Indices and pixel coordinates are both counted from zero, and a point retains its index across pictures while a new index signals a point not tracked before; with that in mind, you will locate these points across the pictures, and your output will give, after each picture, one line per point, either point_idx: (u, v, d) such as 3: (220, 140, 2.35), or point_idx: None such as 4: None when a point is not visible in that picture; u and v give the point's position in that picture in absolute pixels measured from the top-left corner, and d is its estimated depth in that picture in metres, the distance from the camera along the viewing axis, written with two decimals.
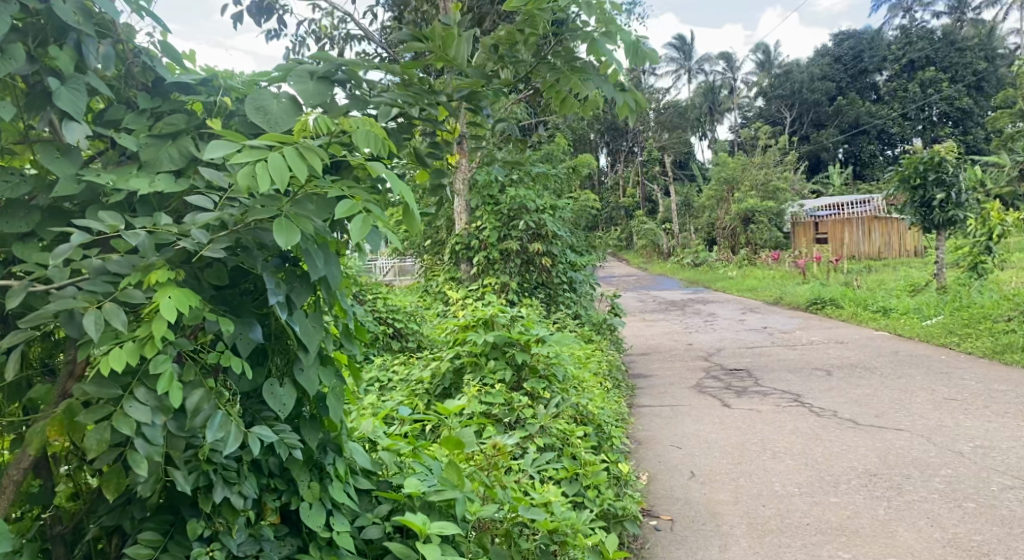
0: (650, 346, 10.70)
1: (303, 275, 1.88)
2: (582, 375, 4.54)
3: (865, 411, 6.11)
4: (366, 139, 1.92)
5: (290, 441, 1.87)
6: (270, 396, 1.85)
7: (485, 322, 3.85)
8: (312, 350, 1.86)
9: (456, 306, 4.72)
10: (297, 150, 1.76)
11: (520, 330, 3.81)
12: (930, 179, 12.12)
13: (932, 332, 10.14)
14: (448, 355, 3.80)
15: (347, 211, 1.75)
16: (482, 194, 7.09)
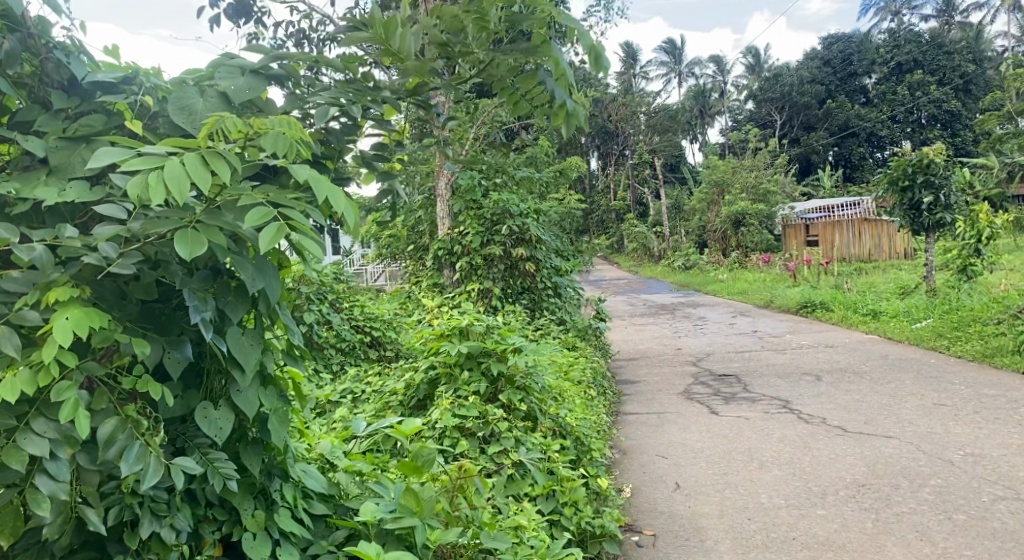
0: (638, 351, 10.58)
1: (237, 288, 1.81)
2: (563, 385, 4.44)
3: (854, 417, 6.01)
4: (275, 142, 1.80)
5: (225, 469, 1.82)
6: (203, 420, 1.77)
7: (458, 331, 3.73)
8: (248, 370, 1.77)
9: (434, 313, 4.60)
10: (197, 158, 1.65)
11: (497, 339, 3.70)
12: (919, 181, 12.05)
13: (922, 336, 10.06)
14: (422, 366, 3.68)
15: (258, 219, 1.63)
16: (466, 198, 6.98)
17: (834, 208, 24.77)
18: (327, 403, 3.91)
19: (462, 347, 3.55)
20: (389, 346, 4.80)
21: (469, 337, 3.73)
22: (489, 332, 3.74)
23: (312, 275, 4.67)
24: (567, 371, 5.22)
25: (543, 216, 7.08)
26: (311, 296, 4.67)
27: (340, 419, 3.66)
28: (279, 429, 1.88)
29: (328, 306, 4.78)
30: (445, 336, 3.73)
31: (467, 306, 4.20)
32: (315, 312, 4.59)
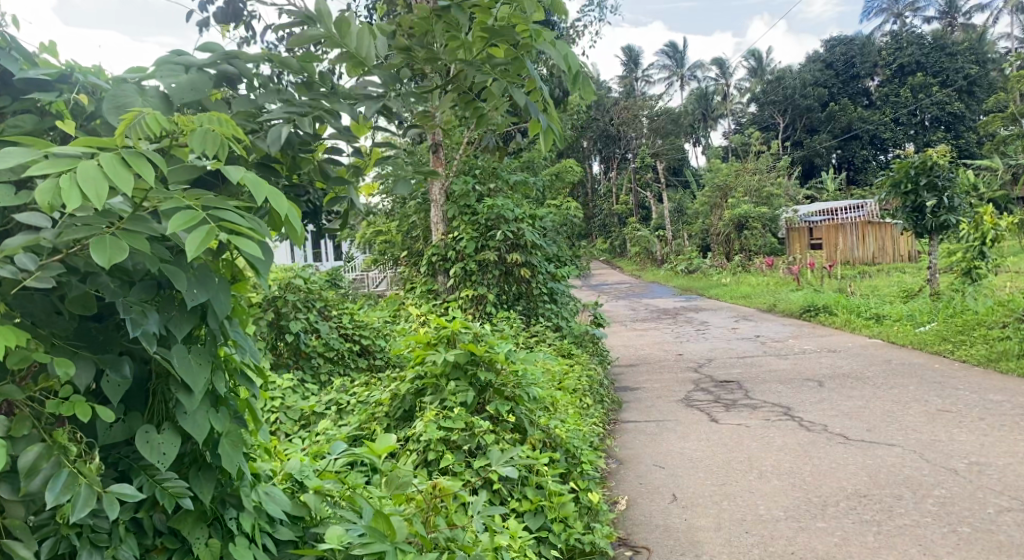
0: (639, 357, 10.46)
1: (181, 303, 1.75)
2: (555, 395, 4.33)
3: (856, 425, 5.89)
4: (204, 139, 1.73)
5: (174, 490, 1.78)
6: (146, 445, 1.74)
7: (444, 339, 3.62)
8: (196, 392, 1.73)
9: (423, 320, 4.49)
10: (114, 159, 1.58)
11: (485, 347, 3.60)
12: (922, 184, 11.92)
13: (926, 339, 9.94)
14: (407, 376, 3.58)
15: (184, 222, 1.58)
16: (460, 204, 6.88)
17: (838, 212, 24.61)
18: (312, 414, 3.81)
19: (449, 356, 3.44)
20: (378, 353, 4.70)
21: (457, 344, 3.61)
22: (476, 339, 3.63)
23: (299, 282, 4.55)
24: (561, 379, 5.13)
25: (539, 221, 6.98)
26: (297, 303, 4.55)
27: (324, 432, 3.56)
28: (232, 454, 1.84)
29: (315, 313, 4.66)
30: (431, 344, 3.63)
31: (454, 312, 4.09)
32: (302, 320, 4.48)
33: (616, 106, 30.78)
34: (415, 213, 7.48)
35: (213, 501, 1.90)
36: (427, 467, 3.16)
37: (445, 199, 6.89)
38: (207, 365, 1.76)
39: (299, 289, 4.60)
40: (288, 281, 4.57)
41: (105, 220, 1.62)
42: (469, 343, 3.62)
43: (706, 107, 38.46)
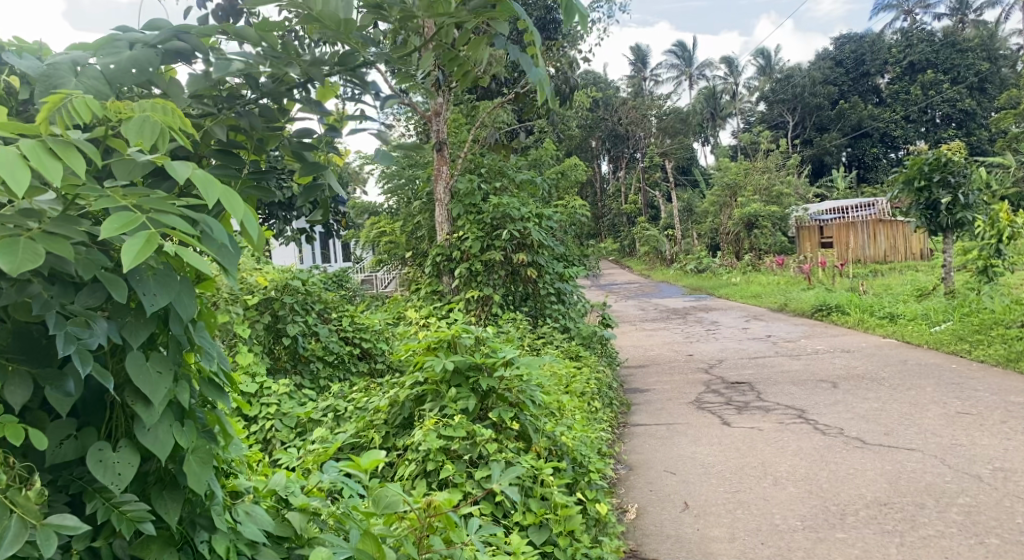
0: (648, 358, 10.28)
1: (137, 311, 1.65)
2: (562, 399, 4.17)
3: (873, 428, 5.71)
4: (142, 127, 1.66)
5: (131, 516, 1.66)
6: (100, 463, 1.62)
7: (443, 344, 3.46)
8: (154, 404, 1.62)
9: (423, 322, 4.34)
10: (34, 148, 1.50)
11: (487, 352, 3.45)
12: (936, 181, 11.70)
13: (942, 339, 9.73)
14: (406, 382, 3.44)
15: (112, 221, 1.50)
16: (465, 203, 6.74)
17: (849, 210, 24.37)
18: (309, 421, 3.67)
19: (449, 362, 3.29)
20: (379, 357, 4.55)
21: (458, 348, 3.45)
22: (476, 343, 3.47)
23: (297, 284, 4.39)
24: (568, 383, 4.98)
25: (546, 220, 6.84)
26: (295, 305, 4.39)
27: (320, 440, 3.42)
28: (200, 471, 1.71)
29: (313, 315, 4.51)
30: (431, 348, 3.48)
31: (455, 314, 3.95)
32: (300, 323, 4.33)
33: (624, 105, 30.58)
34: (419, 214, 7.34)
35: (181, 523, 1.77)
36: (426, 478, 3.01)
37: (450, 198, 6.75)
38: (168, 373, 1.65)
39: (297, 290, 4.44)
40: (286, 283, 4.41)
41: (37, 218, 1.56)
42: (470, 346, 3.47)
43: (714, 105, 38.19)
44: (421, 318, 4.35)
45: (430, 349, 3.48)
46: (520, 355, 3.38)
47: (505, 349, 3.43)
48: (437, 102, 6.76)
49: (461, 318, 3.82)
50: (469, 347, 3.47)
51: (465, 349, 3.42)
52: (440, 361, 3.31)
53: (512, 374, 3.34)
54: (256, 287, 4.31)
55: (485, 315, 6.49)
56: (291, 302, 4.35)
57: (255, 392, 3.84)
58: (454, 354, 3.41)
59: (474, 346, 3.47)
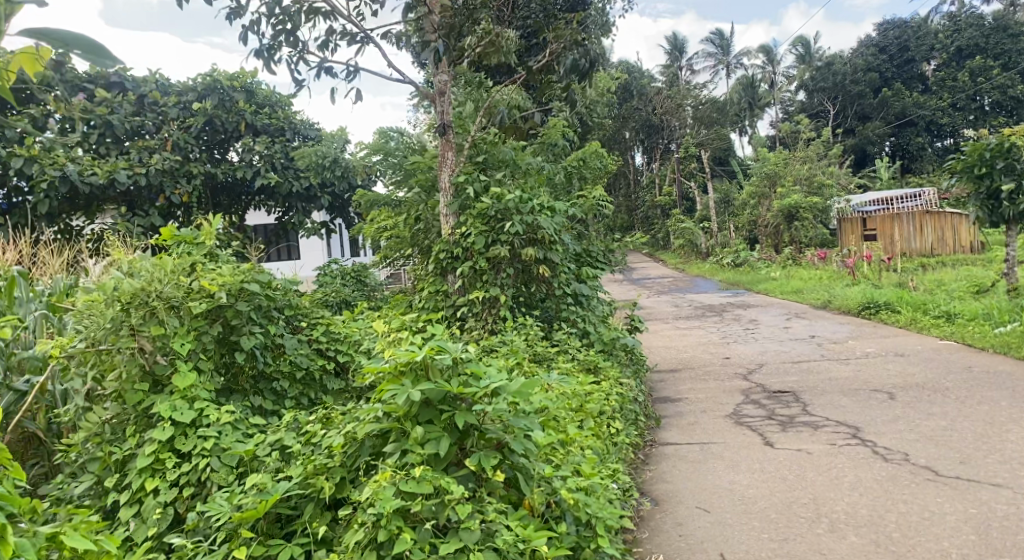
0: (682, 362, 9.43)
1: None
2: (568, 429, 3.44)
3: (945, 454, 4.89)
4: None
5: None
6: None
7: (411, 366, 2.72)
8: None
9: (406, 329, 3.62)
10: None
11: (465, 377, 2.70)
12: (999, 168, 10.64)
13: (1009, 343, 8.85)
14: (364, 415, 2.71)
15: None
16: (464, 196, 6.15)
17: (894, 201, 23.30)
18: (254, 460, 2.95)
19: (416, 395, 2.55)
20: (355, 368, 3.83)
21: (438, 374, 2.70)
22: (458, 366, 2.73)
23: (255, 288, 3.51)
24: (581, 401, 4.28)
25: (561, 212, 6.14)
26: (252, 314, 3.59)
27: (259, 488, 2.69)
28: None
29: (278, 321, 3.79)
30: (397, 374, 2.74)
31: (436, 323, 3.19)
32: (259, 333, 3.57)
33: (658, 95, 29.63)
34: (421, 208, 6.78)
35: None
36: (378, 551, 2.38)
37: (454, 190, 6.26)
38: None
39: (261, 293, 3.65)
40: (240, 287, 3.52)
41: None
42: (447, 371, 2.74)
43: (752, 94, 36.91)
44: (404, 324, 3.63)
45: (399, 372, 2.74)
46: (505, 383, 2.63)
47: (492, 376, 2.71)
48: (439, 81, 6.24)
49: (444, 329, 3.10)
50: (448, 372, 2.71)
51: (439, 375, 2.68)
52: (405, 393, 2.59)
53: (495, 409, 2.61)
54: (202, 292, 3.45)
55: (493, 318, 5.86)
56: (248, 310, 3.54)
57: (194, 424, 3.10)
58: (424, 383, 2.67)
59: (456, 369, 2.72)
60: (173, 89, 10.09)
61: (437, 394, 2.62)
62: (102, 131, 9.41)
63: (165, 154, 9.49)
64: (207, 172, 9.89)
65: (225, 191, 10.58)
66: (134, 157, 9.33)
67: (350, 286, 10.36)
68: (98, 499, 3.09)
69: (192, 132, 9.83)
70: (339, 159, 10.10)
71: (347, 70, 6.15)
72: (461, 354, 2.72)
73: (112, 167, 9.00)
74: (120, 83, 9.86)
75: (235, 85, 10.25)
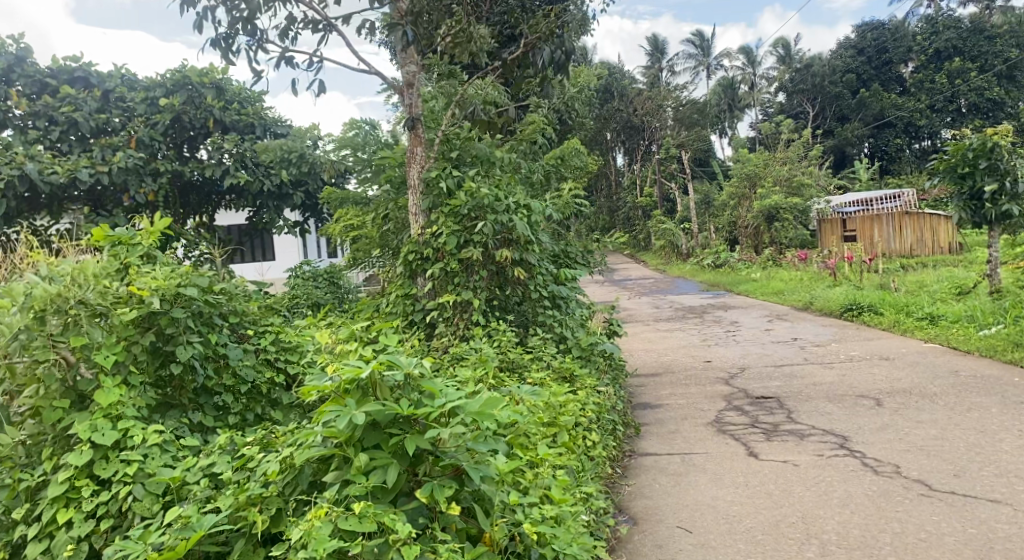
0: (662, 366, 9.15)
1: None
2: (536, 451, 3.19)
3: (939, 467, 4.65)
4: None
5: None
6: None
7: (357, 383, 2.51)
8: None
9: (358, 339, 3.37)
10: None
11: (419, 396, 2.52)
12: (982, 168, 10.46)
13: (994, 346, 8.66)
14: (302, 438, 2.48)
15: None
16: (436, 193, 5.90)
17: (873, 202, 23.24)
18: (183, 489, 2.71)
19: (360, 418, 2.34)
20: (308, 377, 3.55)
21: (387, 391, 2.50)
22: (410, 383, 2.54)
23: (193, 293, 3.21)
24: (555, 413, 4.01)
25: (537, 212, 5.86)
26: (190, 321, 3.28)
27: (183, 521, 2.42)
28: None
29: (223, 329, 3.49)
30: (342, 393, 2.53)
31: (387, 333, 2.94)
32: (200, 342, 3.27)
33: (638, 96, 29.44)
34: (389, 207, 6.48)
35: None
36: None
37: (424, 186, 6.01)
38: None
39: (203, 298, 3.35)
40: (176, 291, 3.22)
41: None
42: (398, 387, 2.54)
43: (732, 96, 36.84)
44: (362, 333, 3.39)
45: (344, 389, 2.53)
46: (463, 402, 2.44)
47: (448, 395, 2.52)
48: (409, 72, 6.01)
49: (396, 340, 2.89)
50: (399, 388, 2.52)
51: (388, 394, 2.47)
52: (348, 417, 2.38)
53: (449, 433, 2.41)
54: (129, 298, 3.16)
55: (465, 324, 5.54)
56: (185, 317, 3.23)
57: (116, 447, 2.85)
58: (371, 403, 2.45)
59: (410, 387, 2.53)
60: (140, 84, 9.64)
61: (387, 413, 2.42)
62: (65, 128, 9.00)
63: (129, 151, 8.94)
64: (174, 170, 9.37)
65: (196, 190, 10.07)
66: (97, 155, 8.85)
67: (321, 289, 9.99)
68: (7, 532, 2.86)
69: (160, 129, 9.32)
70: (305, 155, 9.86)
71: (309, 61, 5.88)
72: (412, 370, 2.50)
73: (73, 165, 8.56)
74: (84, 79, 9.42)
75: (205, 82, 9.69)
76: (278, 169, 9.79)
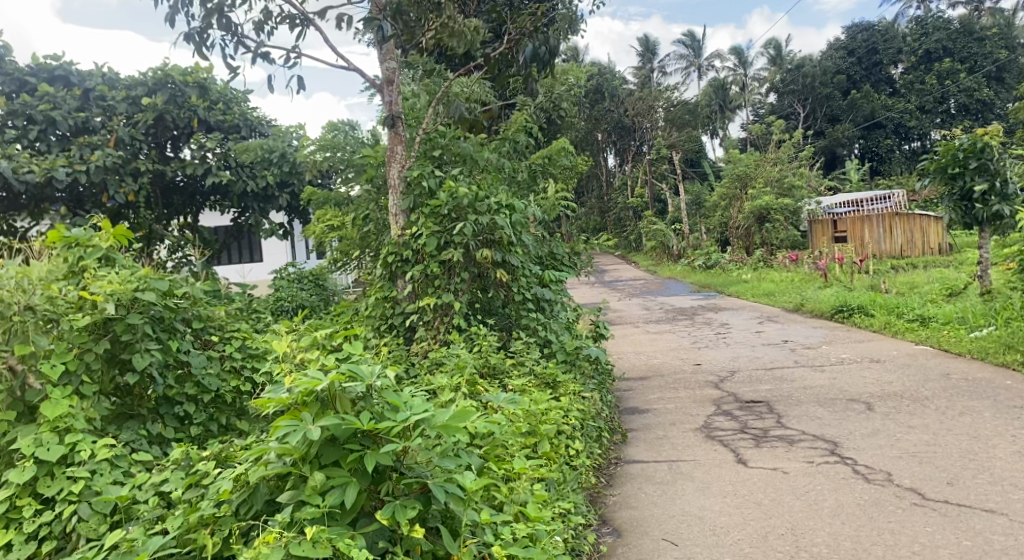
0: (651, 370, 9.00)
1: None
2: (512, 466, 3.10)
3: (931, 474, 4.52)
4: None
5: None
6: None
7: (315, 396, 2.51)
8: None
9: (322, 347, 3.30)
10: None
11: (381, 409, 2.51)
12: (972, 168, 10.37)
13: (986, 348, 8.56)
14: (255, 457, 2.48)
15: None
16: (418, 193, 5.77)
17: (863, 203, 23.22)
18: (130, 506, 2.82)
19: (315, 433, 2.35)
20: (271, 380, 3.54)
21: (346, 403, 2.49)
22: (371, 394, 2.54)
23: (149, 297, 3.25)
24: (535, 421, 3.89)
25: (520, 212, 5.72)
26: (149, 328, 3.31)
27: (130, 546, 2.48)
28: None
29: (186, 335, 3.55)
30: (296, 410, 2.53)
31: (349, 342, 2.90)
32: (160, 351, 3.31)
33: (630, 96, 29.25)
34: (369, 206, 6.32)
35: None
36: None
37: (405, 186, 5.86)
38: None
39: (163, 304, 3.39)
40: (132, 296, 3.26)
41: None
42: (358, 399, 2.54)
43: (722, 97, 36.74)
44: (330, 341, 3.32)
45: (303, 401, 2.52)
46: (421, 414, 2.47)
47: (409, 408, 2.52)
48: (387, 68, 5.84)
49: (361, 349, 2.88)
50: (360, 400, 2.52)
51: (345, 407, 2.48)
52: (302, 432, 2.38)
53: (408, 446, 2.42)
54: (79, 303, 3.27)
55: (446, 328, 5.40)
56: (142, 325, 3.27)
57: (62, 461, 3.01)
58: (328, 417, 2.45)
59: (371, 398, 2.53)
60: (122, 83, 9.27)
61: (344, 427, 2.42)
62: (43, 127, 8.66)
63: (108, 150, 8.70)
64: (157, 170, 9.23)
65: (179, 190, 9.85)
66: (75, 154, 8.59)
67: (305, 291, 9.81)
68: None
69: (141, 128, 9.09)
70: (287, 154, 9.71)
71: (285, 57, 5.72)
72: (373, 382, 2.50)
73: (50, 165, 8.30)
74: (64, 77, 9.02)
75: (189, 81, 9.43)
76: (263, 170, 9.69)
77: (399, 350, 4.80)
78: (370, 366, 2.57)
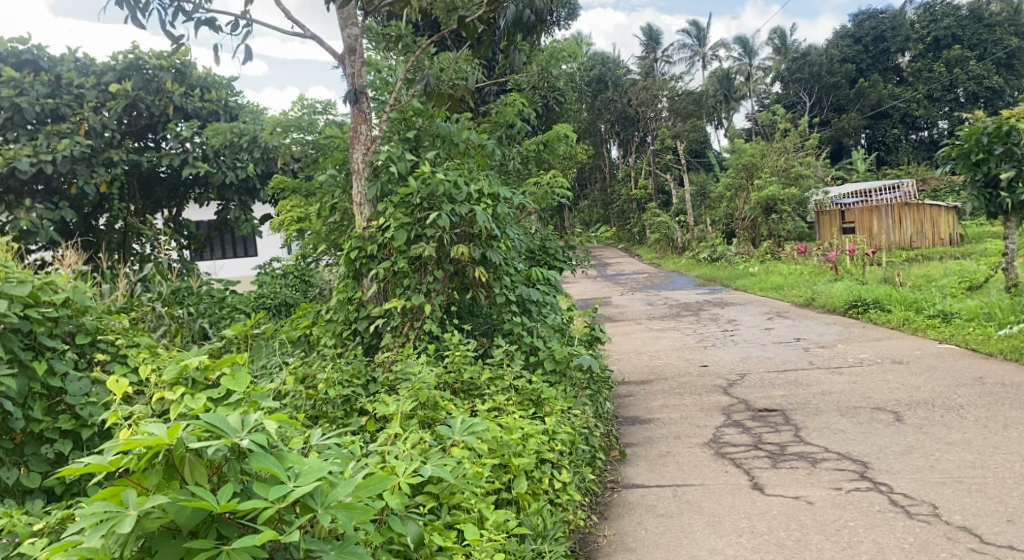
0: (654, 372, 8.28)
1: None
2: (454, 535, 2.64)
3: (987, 509, 3.84)
4: None
5: None
6: None
7: (157, 463, 2.24)
8: None
9: (195, 382, 2.99)
10: None
11: (240, 474, 2.25)
12: (998, 154, 9.50)
13: (1020, 348, 7.84)
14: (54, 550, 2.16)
15: None
16: (384, 179, 5.07)
17: (872, 193, 22.46)
18: None
19: (126, 519, 2.06)
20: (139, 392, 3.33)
21: (197, 470, 2.22)
22: (232, 456, 2.27)
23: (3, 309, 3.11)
24: (507, 452, 3.28)
25: (502, 200, 5.04)
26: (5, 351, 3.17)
27: None
28: None
29: (63, 355, 3.42)
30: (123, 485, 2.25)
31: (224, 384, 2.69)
32: (13, 379, 3.16)
33: (634, 86, 28.42)
34: (336, 195, 5.65)
35: None
36: None
37: (370, 171, 5.20)
38: None
39: (24, 315, 3.27)
40: None
41: None
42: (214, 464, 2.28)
43: (728, 87, 35.77)
44: (206, 375, 2.99)
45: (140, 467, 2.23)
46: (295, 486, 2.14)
47: (290, 477, 2.21)
48: (349, 36, 5.24)
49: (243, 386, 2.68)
50: (222, 466, 2.27)
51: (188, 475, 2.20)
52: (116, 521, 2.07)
53: (282, 537, 2.07)
54: None
55: (414, 334, 4.73)
56: None
57: None
58: (162, 487, 2.20)
59: (234, 461, 2.26)
60: (94, 68, 8.43)
61: (189, 509, 2.11)
62: (10, 115, 7.86)
63: (77, 138, 7.87)
64: (131, 160, 8.34)
65: (161, 182, 9.08)
66: (41, 142, 7.76)
67: (288, 288, 9.10)
68: None
69: (114, 117, 8.25)
70: (258, 138, 8.75)
71: (232, 24, 5.09)
72: (234, 441, 2.22)
73: (13, 154, 7.57)
74: (33, 62, 8.24)
75: (165, 66, 8.62)
76: (244, 161, 8.82)
77: (361, 363, 4.16)
78: (237, 421, 2.29)
